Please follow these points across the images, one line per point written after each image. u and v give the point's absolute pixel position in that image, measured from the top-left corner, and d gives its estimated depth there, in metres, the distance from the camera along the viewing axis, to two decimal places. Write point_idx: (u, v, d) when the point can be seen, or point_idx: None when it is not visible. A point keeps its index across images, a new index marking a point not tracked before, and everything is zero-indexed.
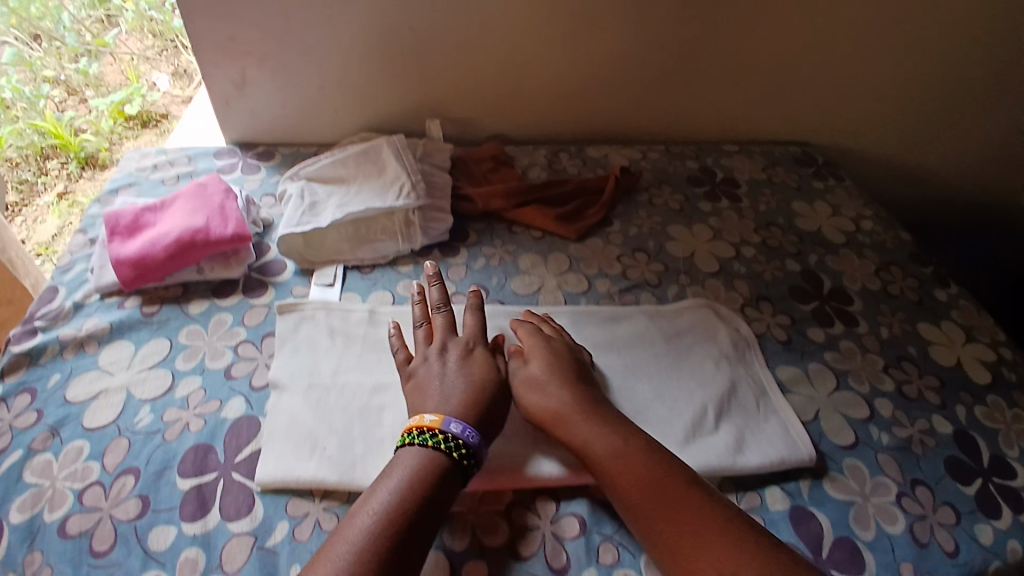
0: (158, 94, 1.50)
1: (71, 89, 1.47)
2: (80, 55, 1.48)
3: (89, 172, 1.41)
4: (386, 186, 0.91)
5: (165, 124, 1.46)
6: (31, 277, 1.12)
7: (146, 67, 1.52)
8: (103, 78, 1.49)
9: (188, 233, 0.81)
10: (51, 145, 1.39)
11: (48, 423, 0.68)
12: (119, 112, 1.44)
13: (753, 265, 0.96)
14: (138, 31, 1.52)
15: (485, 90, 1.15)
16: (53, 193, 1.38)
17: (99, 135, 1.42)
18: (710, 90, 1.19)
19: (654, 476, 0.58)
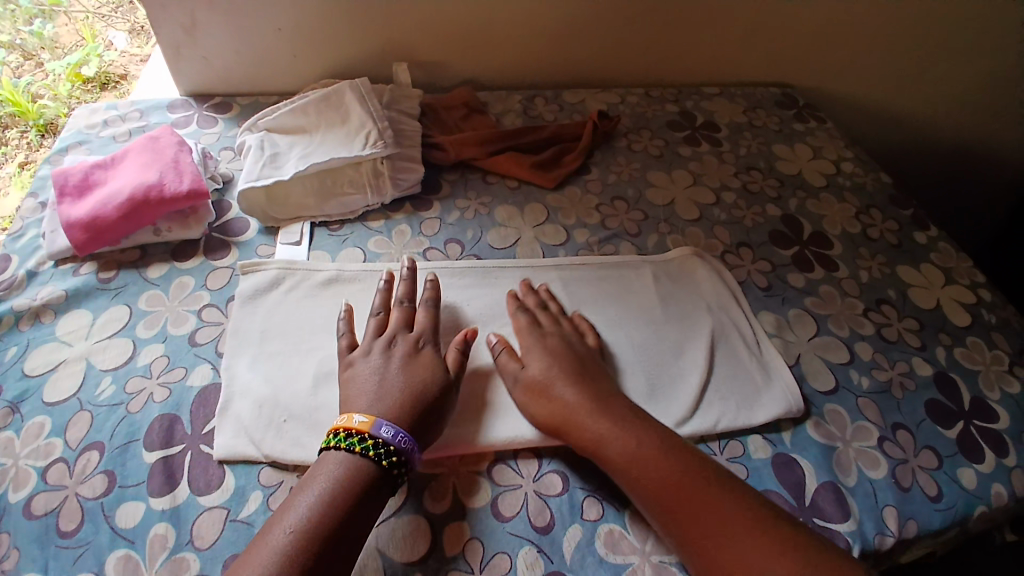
0: (115, 53, 1.38)
1: (26, 54, 1.32)
2: (34, 16, 1.34)
3: (51, 141, 1.26)
4: (351, 134, 0.86)
5: (125, 85, 1.34)
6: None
7: (100, 25, 1.41)
8: (58, 40, 1.36)
9: (141, 190, 0.76)
10: (7, 113, 1.24)
11: (7, 400, 0.65)
12: (77, 74, 1.31)
13: (733, 211, 0.94)
14: None
15: (455, 31, 1.08)
16: (13, 164, 1.22)
17: (58, 101, 1.29)
18: (691, 27, 1.13)
19: (679, 476, 0.56)
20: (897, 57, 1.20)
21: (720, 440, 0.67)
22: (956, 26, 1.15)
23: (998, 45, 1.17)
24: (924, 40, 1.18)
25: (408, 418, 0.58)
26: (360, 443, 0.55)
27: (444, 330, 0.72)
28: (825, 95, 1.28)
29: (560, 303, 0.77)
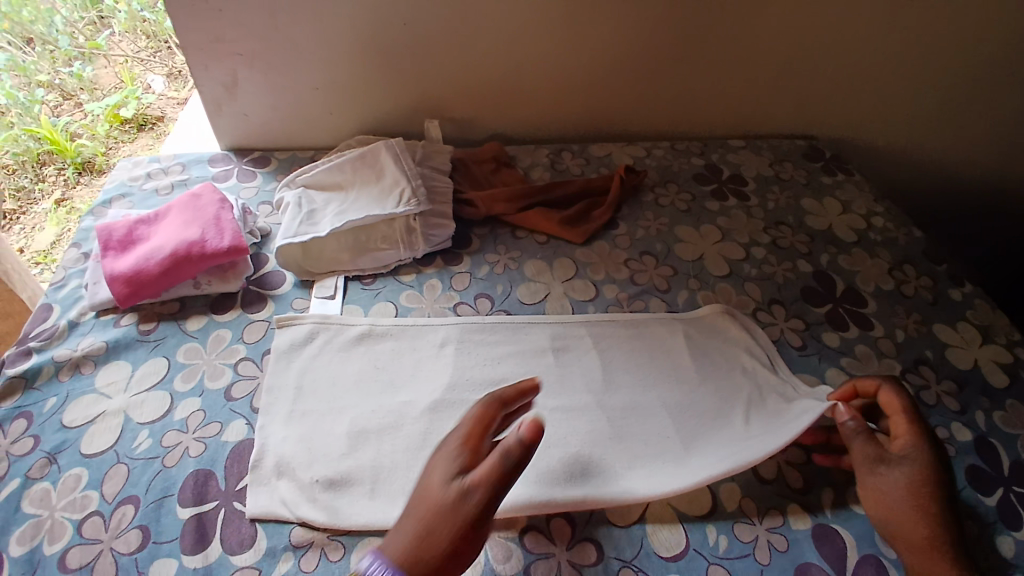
0: (152, 96, 1.47)
1: (65, 93, 1.41)
2: (73, 59, 1.43)
3: (86, 178, 1.36)
4: (385, 192, 0.88)
5: (161, 126, 1.43)
6: (29, 291, 1.10)
7: (140, 69, 1.49)
8: (97, 82, 1.45)
9: (184, 246, 0.78)
10: (48, 150, 1.33)
11: (46, 449, 0.66)
12: (116, 116, 1.40)
13: (764, 267, 0.94)
14: (131, 32, 1.51)
15: (485, 88, 1.12)
16: (51, 200, 1.32)
17: (95, 139, 1.38)
18: (716, 83, 1.16)
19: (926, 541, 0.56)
20: (921, 109, 1.21)
21: (760, 512, 0.64)
22: (979, 77, 1.16)
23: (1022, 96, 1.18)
24: (947, 92, 1.18)
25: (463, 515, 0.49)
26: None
27: (477, 388, 0.72)
28: (850, 147, 1.29)
29: (591, 361, 0.77)
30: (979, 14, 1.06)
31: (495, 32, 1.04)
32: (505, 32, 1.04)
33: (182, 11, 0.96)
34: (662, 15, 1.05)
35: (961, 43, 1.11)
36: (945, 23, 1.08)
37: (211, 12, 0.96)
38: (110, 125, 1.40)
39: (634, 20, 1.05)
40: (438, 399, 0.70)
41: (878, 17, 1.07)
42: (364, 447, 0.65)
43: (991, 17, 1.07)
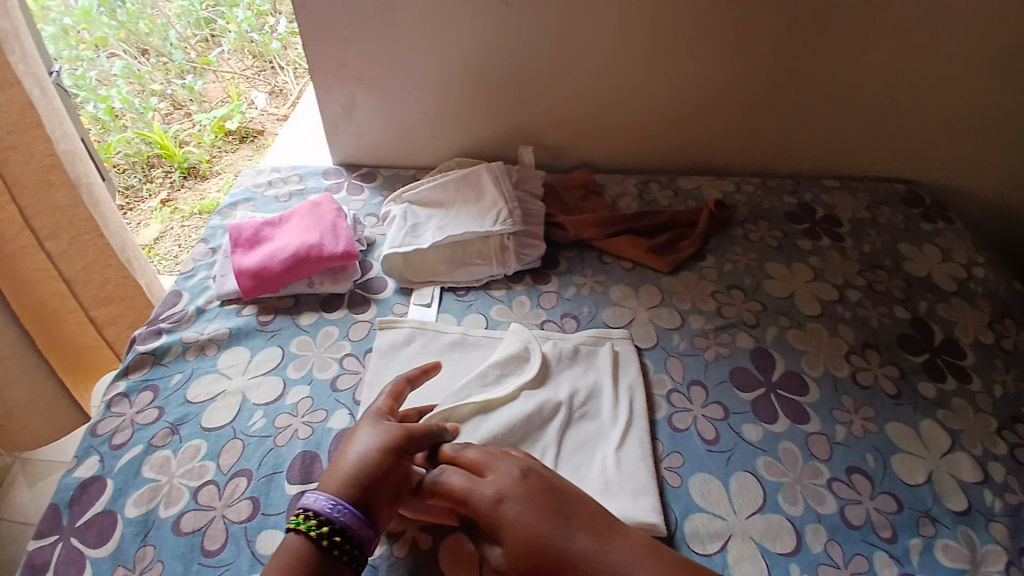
0: (255, 111, 1.87)
1: (175, 102, 1.86)
2: (185, 71, 1.89)
3: (190, 181, 1.74)
4: (483, 211, 0.93)
5: (261, 139, 1.82)
6: (145, 277, 1.22)
7: (246, 86, 1.92)
8: (206, 94, 1.89)
9: (304, 248, 0.86)
10: (156, 154, 1.72)
11: (169, 420, 0.74)
12: (221, 127, 1.80)
13: (858, 310, 0.94)
14: (237, 51, 1.96)
15: (579, 118, 1.17)
16: (156, 200, 1.69)
17: (201, 147, 1.78)
18: (810, 122, 1.16)
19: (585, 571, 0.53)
20: None
21: (846, 554, 0.65)
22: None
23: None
24: None
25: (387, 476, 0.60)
26: (312, 521, 0.55)
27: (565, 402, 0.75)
28: (950, 195, 1.24)
29: None
30: None
31: (594, 67, 1.09)
32: (604, 67, 1.09)
33: (315, 39, 1.07)
34: (761, 55, 1.07)
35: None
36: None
37: (340, 41, 1.07)
38: (215, 134, 1.80)
39: (732, 59, 1.08)
40: (530, 409, 0.73)
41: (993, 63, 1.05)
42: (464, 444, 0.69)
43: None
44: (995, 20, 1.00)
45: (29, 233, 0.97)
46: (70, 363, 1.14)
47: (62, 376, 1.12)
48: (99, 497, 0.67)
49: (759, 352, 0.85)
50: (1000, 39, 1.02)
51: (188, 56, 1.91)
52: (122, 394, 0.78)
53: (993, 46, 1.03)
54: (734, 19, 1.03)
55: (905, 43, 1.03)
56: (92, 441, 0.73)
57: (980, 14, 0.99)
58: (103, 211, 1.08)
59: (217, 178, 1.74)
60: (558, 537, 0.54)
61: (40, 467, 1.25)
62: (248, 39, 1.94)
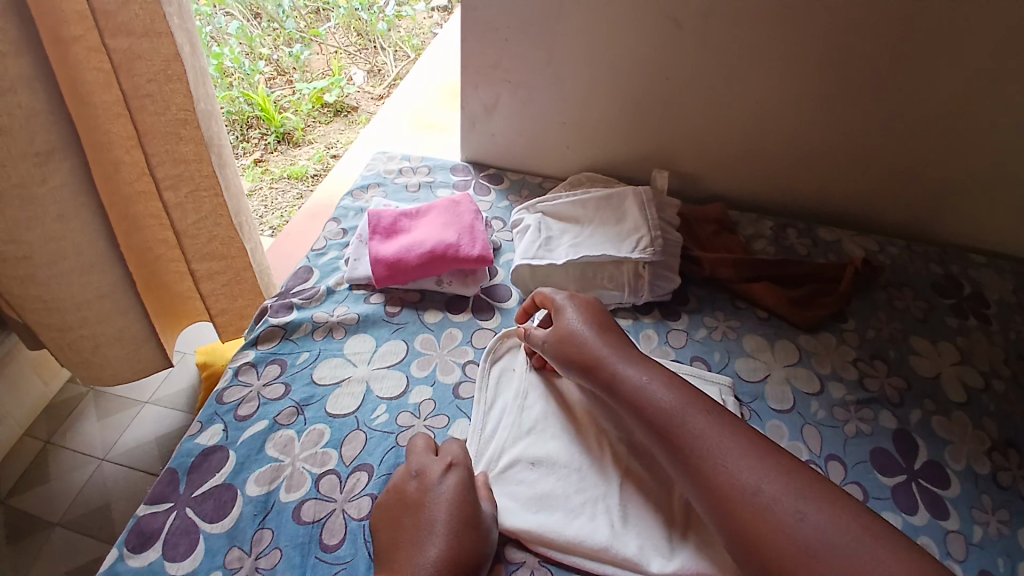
0: (352, 88, 1.91)
1: (279, 68, 1.90)
2: (293, 40, 1.95)
3: (282, 146, 1.77)
4: (622, 235, 0.90)
5: (354, 115, 1.86)
6: (252, 241, 1.13)
7: (347, 63, 1.97)
8: (308, 65, 1.93)
9: (441, 246, 0.85)
10: (256, 115, 1.75)
11: (295, 400, 0.75)
12: (318, 98, 1.84)
13: (1003, 404, 0.85)
14: (344, 27, 2.01)
15: (722, 149, 1.11)
16: (250, 158, 1.74)
17: (297, 115, 1.82)
18: (971, 191, 1.06)
19: (597, 359, 0.69)
20: None
21: None
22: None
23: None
24: None
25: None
26: None
27: None
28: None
29: None
30: None
31: (749, 99, 1.03)
32: (761, 101, 1.03)
33: (472, 35, 1.07)
34: (940, 111, 0.98)
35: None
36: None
37: (497, 41, 1.06)
38: (313, 105, 1.84)
39: (905, 111, 0.99)
40: (586, 442, 0.70)
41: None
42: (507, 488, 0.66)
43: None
44: None
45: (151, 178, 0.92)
46: (161, 307, 1.16)
47: (155, 320, 1.15)
48: (220, 468, 0.69)
49: (902, 436, 0.79)
50: None
51: (298, 26, 1.97)
52: (250, 363, 0.80)
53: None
54: (920, 70, 0.94)
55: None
56: (217, 408, 0.74)
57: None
58: (228, 171, 1.01)
59: (308, 148, 1.78)
60: (593, 338, 0.71)
61: (113, 402, 1.27)
62: (357, 17, 1.98)
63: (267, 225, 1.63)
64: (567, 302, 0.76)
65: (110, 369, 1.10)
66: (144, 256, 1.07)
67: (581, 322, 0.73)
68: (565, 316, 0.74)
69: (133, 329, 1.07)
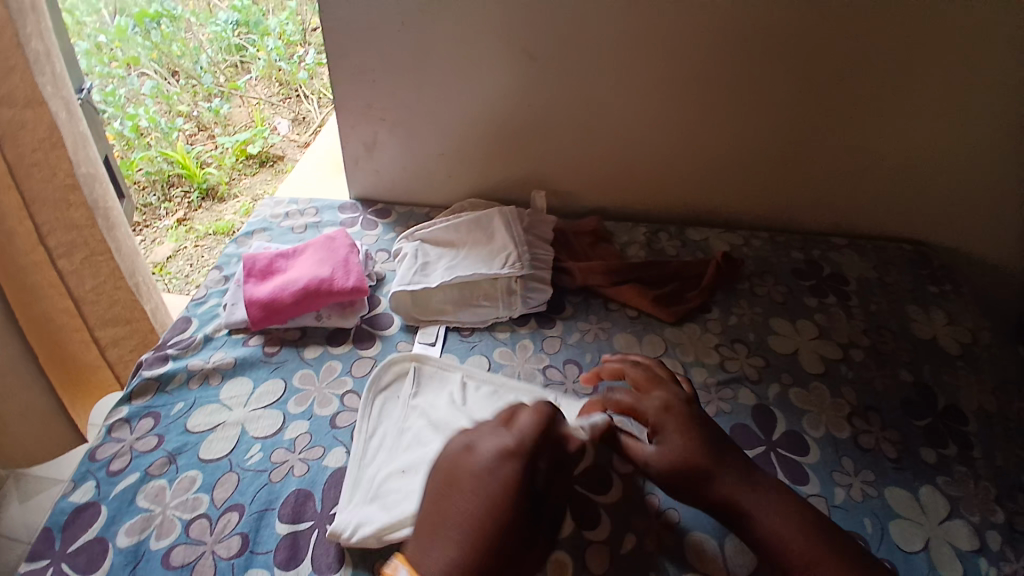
0: (277, 136, 1.90)
1: (200, 124, 1.90)
2: (213, 95, 1.95)
3: (206, 202, 1.77)
4: (493, 254, 0.95)
5: (279, 164, 1.85)
6: (153, 302, 1.19)
7: (269, 112, 1.96)
8: (230, 118, 1.93)
9: (315, 281, 0.88)
10: (177, 174, 1.76)
11: (168, 449, 0.75)
12: (242, 150, 1.84)
13: (862, 371, 0.92)
14: (265, 78, 2.02)
15: (592, 167, 1.19)
16: (173, 219, 1.72)
17: (221, 170, 1.81)
18: (816, 185, 1.16)
19: (701, 480, 0.66)
20: None
21: None
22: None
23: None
24: None
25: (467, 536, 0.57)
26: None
27: None
28: (963, 256, 1.20)
29: None
30: None
31: (608, 118, 1.11)
32: (618, 118, 1.11)
33: (341, 79, 1.11)
34: (776, 113, 1.07)
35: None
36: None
37: (366, 82, 1.11)
38: (236, 157, 1.84)
39: (746, 116, 1.08)
40: None
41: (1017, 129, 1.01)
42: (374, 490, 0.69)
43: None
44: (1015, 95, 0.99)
45: (42, 249, 0.97)
46: (69, 380, 1.14)
47: (61, 394, 1.09)
48: (92, 524, 0.67)
49: (762, 411, 0.84)
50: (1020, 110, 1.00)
51: (217, 80, 1.98)
52: (123, 419, 0.79)
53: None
54: (745, 79, 1.03)
55: (925, 107, 1.02)
56: (89, 466, 0.73)
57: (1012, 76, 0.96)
58: (118, 234, 1.07)
59: (235, 201, 1.78)
60: (698, 458, 0.67)
61: (35, 483, 1.21)
62: (277, 68, 2.01)
63: (194, 284, 1.61)
64: (649, 403, 0.73)
65: (19, 451, 1.05)
66: (44, 328, 1.04)
67: (665, 414, 0.71)
68: (666, 424, 0.71)
69: (39, 404, 1.05)
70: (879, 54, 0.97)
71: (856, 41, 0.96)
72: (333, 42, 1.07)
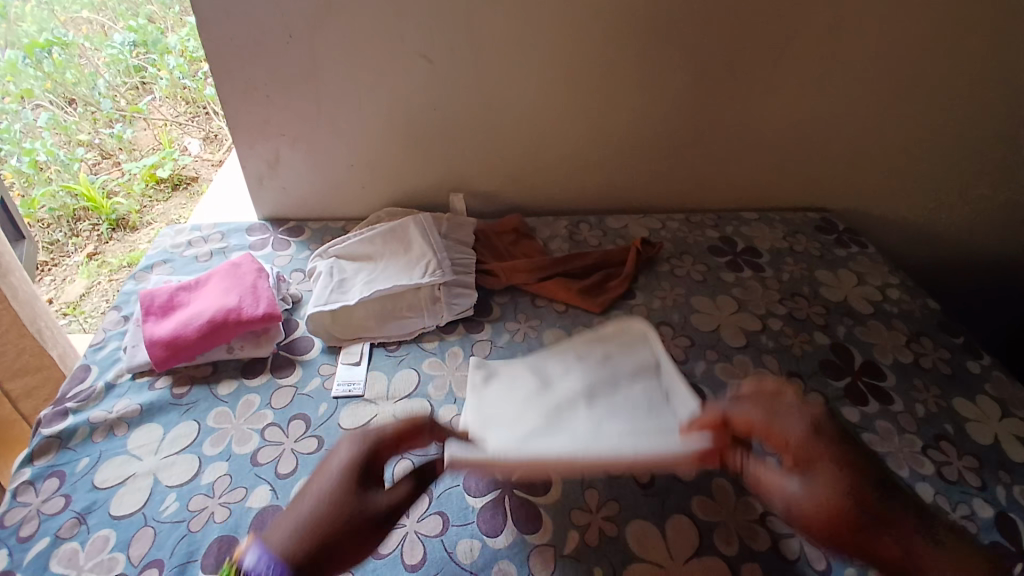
0: (189, 157, 1.67)
1: (104, 152, 1.62)
2: (114, 120, 1.64)
3: (119, 234, 1.53)
4: (412, 263, 0.94)
5: (195, 186, 1.63)
6: (58, 347, 1.15)
7: (178, 132, 1.71)
8: (136, 142, 1.66)
9: (221, 312, 0.84)
10: (84, 207, 1.50)
11: (77, 509, 0.69)
12: (152, 175, 1.60)
13: (781, 338, 0.95)
14: (171, 98, 1.72)
15: (506, 165, 1.17)
16: (83, 254, 1.48)
17: (130, 198, 1.56)
18: (725, 165, 1.18)
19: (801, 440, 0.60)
20: (932, 185, 1.20)
21: None
22: (1005, 146, 1.13)
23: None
24: (964, 169, 1.17)
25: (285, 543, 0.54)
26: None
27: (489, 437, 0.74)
28: (871, 217, 1.26)
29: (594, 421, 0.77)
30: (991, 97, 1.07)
31: (517, 112, 1.09)
32: (526, 112, 1.10)
33: (232, 97, 1.05)
34: (678, 97, 1.08)
35: (992, 113, 1.09)
36: (973, 96, 1.08)
37: (260, 98, 1.05)
38: (146, 183, 1.60)
39: (650, 102, 1.09)
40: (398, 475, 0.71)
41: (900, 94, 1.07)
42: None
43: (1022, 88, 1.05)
44: (892, 63, 1.04)
45: None
46: None
47: None
48: None
49: (691, 389, 0.86)
50: (899, 77, 1.05)
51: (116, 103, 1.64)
52: (27, 482, 0.72)
53: (904, 78, 1.06)
54: (643, 64, 1.04)
55: (815, 78, 1.06)
56: None
57: (887, 48, 1.02)
58: (12, 280, 1.01)
59: (150, 230, 1.54)
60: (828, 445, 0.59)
61: None
62: (182, 85, 1.72)
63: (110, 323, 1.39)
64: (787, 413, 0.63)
65: None
66: None
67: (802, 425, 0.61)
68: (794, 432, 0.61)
69: None
70: (768, 33, 1.00)
71: (744, 22, 0.99)
72: (218, 60, 1.01)
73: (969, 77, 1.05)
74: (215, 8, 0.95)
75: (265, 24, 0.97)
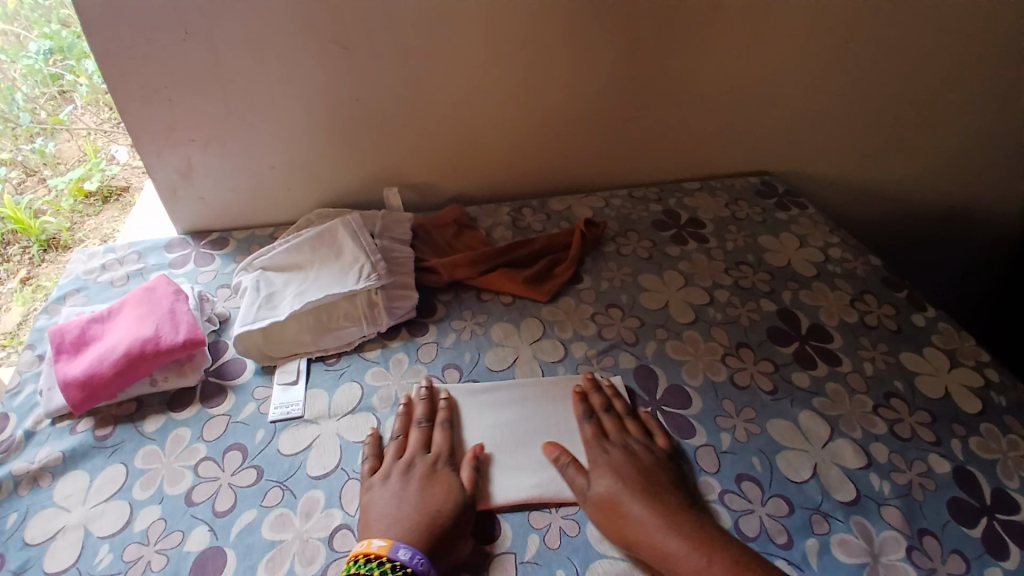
0: (118, 167, 1.43)
1: (28, 169, 1.35)
2: (35, 135, 1.35)
3: (52, 255, 1.30)
4: (345, 269, 0.89)
5: (129, 197, 1.41)
6: None
7: (104, 141, 1.42)
8: (60, 156, 1.38)
9: (138, 344, 0.78)
10: (10, 230, 1.28)
11: (8, 571, 0.63)
12: (80, 189, 1.36)
13: (729, 310, 0.95)
14: (93, 104, 1.39)
15: (439, 154, 1.12)
16: (16, 279, 1.26)
17: (59, 216, 1.34)
18: (662, 136, 1.16)
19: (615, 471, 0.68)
20: (865, 140, 1.21)
21: None
22: (929, 96, 1.15)
23: (980, 109, 1.17)
24: (894, 122, 1.18)
25: (426, 538, 0.61)
26: None
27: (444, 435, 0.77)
28: (810, 176, 1.27)
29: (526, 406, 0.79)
30: (912, 48, 1.07)
31: (444, 98, 1.04)
32: (454, 97, 1.05)
33: (129, 103, 0.97)
34: (608, 70, 1.05)
35: (917, 65, 1.10)
36: (897, 50, 1.08)
37: (161, 102, 0.97)
38: (76, 199, 1.36)
39: (580, 77, 1.06)
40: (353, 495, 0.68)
41: (824, 51, 1.07)
42: (248, 559, 0.63)
43: (942, 37, 1.06)
44: (814, 22, 1.03)
45: None
46: None
47: None
48: None
49: (643, 370, 0.84)
50: (822, 35, 1.05)
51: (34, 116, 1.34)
52: None
53: (828, 38, 1.05)
54: (569, 37, 1.00)
55: (741, 43, 1.05)
56: None
57: (808, 7, 1.01)
58: None
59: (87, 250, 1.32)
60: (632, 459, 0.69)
61: None
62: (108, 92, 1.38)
63: None
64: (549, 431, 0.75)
65: None
66: None
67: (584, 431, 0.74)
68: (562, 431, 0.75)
69: None
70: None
71: None
72: (109, 63, 0.92)
73: (892, 32, 1.05)
74: (94, 9, 0.87)
75: (154, 20, 0.89)
